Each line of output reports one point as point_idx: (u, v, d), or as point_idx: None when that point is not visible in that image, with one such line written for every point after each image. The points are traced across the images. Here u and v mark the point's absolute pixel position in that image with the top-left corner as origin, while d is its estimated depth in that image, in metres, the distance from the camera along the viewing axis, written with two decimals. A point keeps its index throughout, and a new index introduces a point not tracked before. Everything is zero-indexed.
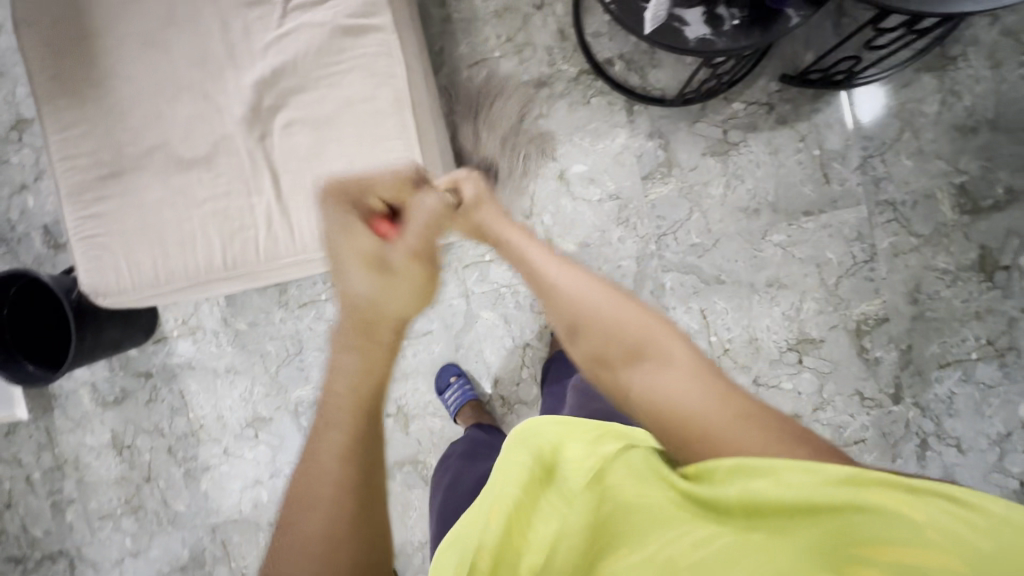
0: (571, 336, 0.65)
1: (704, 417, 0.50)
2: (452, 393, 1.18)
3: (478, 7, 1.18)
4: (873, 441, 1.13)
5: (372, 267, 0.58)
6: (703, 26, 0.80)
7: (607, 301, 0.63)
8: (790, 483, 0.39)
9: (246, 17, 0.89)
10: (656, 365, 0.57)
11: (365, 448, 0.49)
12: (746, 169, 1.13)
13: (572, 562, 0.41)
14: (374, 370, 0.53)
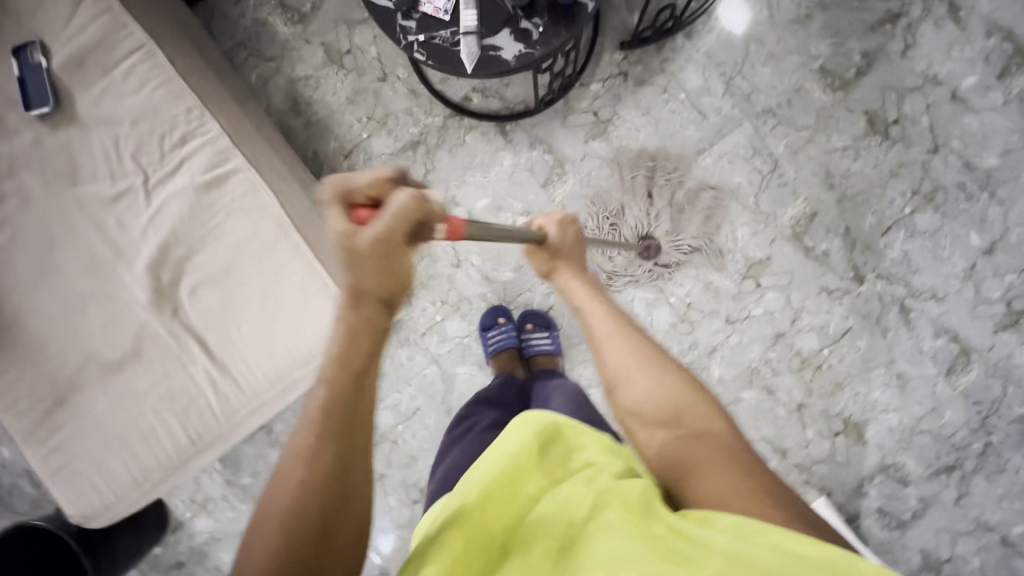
0: (615, 392, 0.70)
1: (730, 497, 0.52)
2: (495, 334, 1.18)
3: (331, 102, 1.22)
4: (856, 326, 1.16)
5: (342, 256, 0.47)
6: (516, 44, 0.84)
7: (667, 376, 0.67)
8: (775, 543, 0.41)
9: (116, 211, 0.91)
10: (693, 435, 0.60)
11: (352, 407, 0.48)
12: (630, 137, 1.17)
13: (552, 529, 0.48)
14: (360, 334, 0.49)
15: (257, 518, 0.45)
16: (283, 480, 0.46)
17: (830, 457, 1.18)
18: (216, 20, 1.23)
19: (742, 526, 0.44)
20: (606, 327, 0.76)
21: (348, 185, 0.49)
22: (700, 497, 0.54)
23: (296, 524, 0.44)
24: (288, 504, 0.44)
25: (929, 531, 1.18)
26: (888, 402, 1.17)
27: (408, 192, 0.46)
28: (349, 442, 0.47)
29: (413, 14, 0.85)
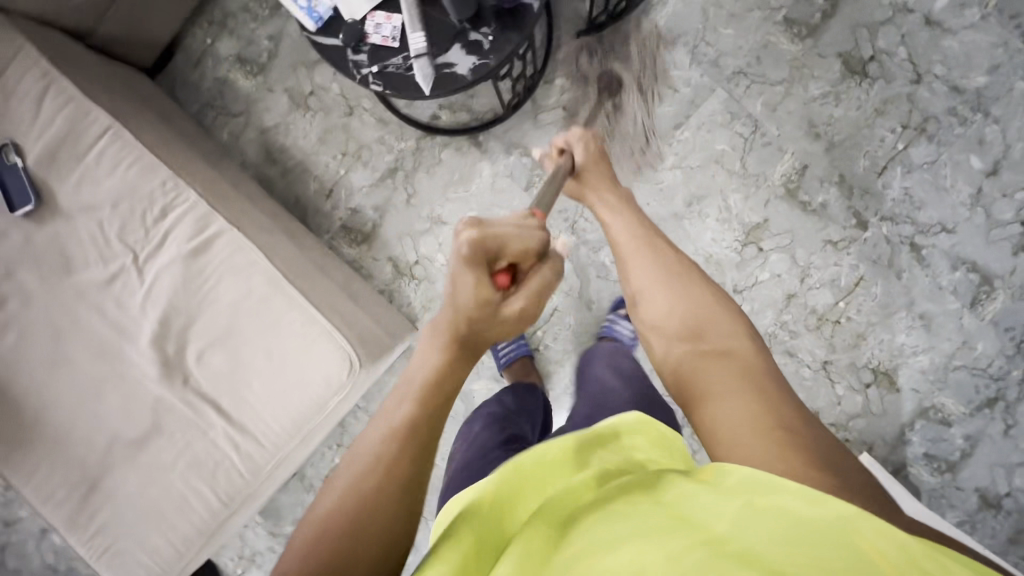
0: (637, 305, 0.74)
1: (738, 400, 0.54)
2: (505, 345, 1.17)
3: (304, 145, 1.22)
4: (868, 273, 1.12)
5: (478, 309, 0.54)
6: (469, 57, 0.83)
7: (695, 295, 0.69)
8: (782, 506, 0.36)
9: (112, 293, 0.92)
10: (711, 349, 0.62)
11: (432, 430, 0.51)
12: (604, 125, 1.14)
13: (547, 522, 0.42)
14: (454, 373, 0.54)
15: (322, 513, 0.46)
16: (349, 487, 0.47)
17: (865, 410, 1.15)
18: (179, 87, 1.24)
19: (752, 483, 0.38)
20: (633, 245, 0.77)
21: (503, 246, 0.55)
22: (705, 396, 0.56)
23: (367, 531, 0.44)
24: (354, 505, 0.46)
25: (981, 468, 1.14)
26: (915, 344, 1.13)
27: (552, 268, 0.59)
28: (420, 462, 0.49)
29: (362, 47, 0.85)
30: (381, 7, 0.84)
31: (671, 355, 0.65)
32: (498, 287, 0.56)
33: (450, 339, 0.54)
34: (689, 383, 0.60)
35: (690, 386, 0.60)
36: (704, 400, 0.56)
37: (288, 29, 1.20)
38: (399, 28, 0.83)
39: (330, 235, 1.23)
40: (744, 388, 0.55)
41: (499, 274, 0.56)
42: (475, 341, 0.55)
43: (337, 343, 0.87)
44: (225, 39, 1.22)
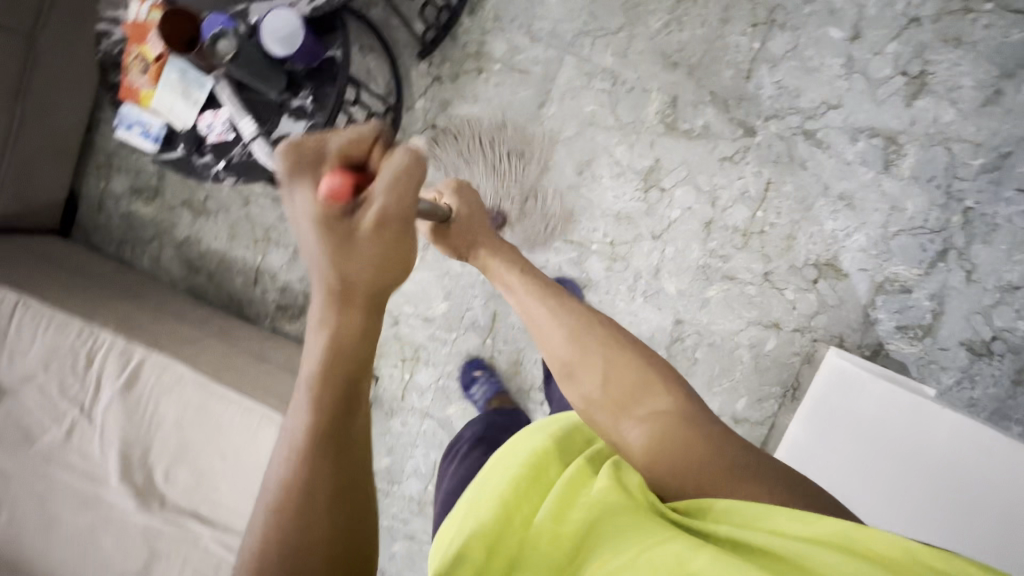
0: (569, 379, 0.69)
1: (702, 457, 0.59)
2: (480, 388, 1.18)
3: (217, 246, 1.27)
4: (775, 174, 1.11)
5: (338, 237, 0.45)
6: (299, 123, 0.87)
7: (624, 359, 0.68)
8: (783, 528, 0.44)
9: (75, 446, 0.97)
10: (651, 411, 0.64)
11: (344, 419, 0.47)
12: (475, 128, 1.16)
13: (556, 549, 0.48)
14: (346, 347, 0.46)
15: (263, 545, 0.43)
16: (274, 508, 0.44)
17: (822, 306, 1.13)
18: (92, 234, 1.30)
19: (745, 511, 0.48)
20: (555, 318, 0.71)
21: (325, 149, 0.47)
22: (682, 472, 0.58)
23: (313, 527, 0.44)
24: (288, 532, 0.43)
25: (957, 323, 1.11)
26: (846, 226, 1.11)
27: (409, 153, 0.46)
28: (343, 463, 0.46)
29: (204, 148, 0.89)
30: (207, 107, 0.88)
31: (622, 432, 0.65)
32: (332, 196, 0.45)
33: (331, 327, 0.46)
34: (675, 466, 0.59)
35: (659, 461, 0.60)
36: (713, 484, 0.56)
37: None
38: (229, 121, 0.87)
39: (269, 319, 1.27)
40: (730, 460, 0.59)
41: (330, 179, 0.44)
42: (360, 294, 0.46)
43: (278, 424, 0.91)
44: (115, 176, 1.28)
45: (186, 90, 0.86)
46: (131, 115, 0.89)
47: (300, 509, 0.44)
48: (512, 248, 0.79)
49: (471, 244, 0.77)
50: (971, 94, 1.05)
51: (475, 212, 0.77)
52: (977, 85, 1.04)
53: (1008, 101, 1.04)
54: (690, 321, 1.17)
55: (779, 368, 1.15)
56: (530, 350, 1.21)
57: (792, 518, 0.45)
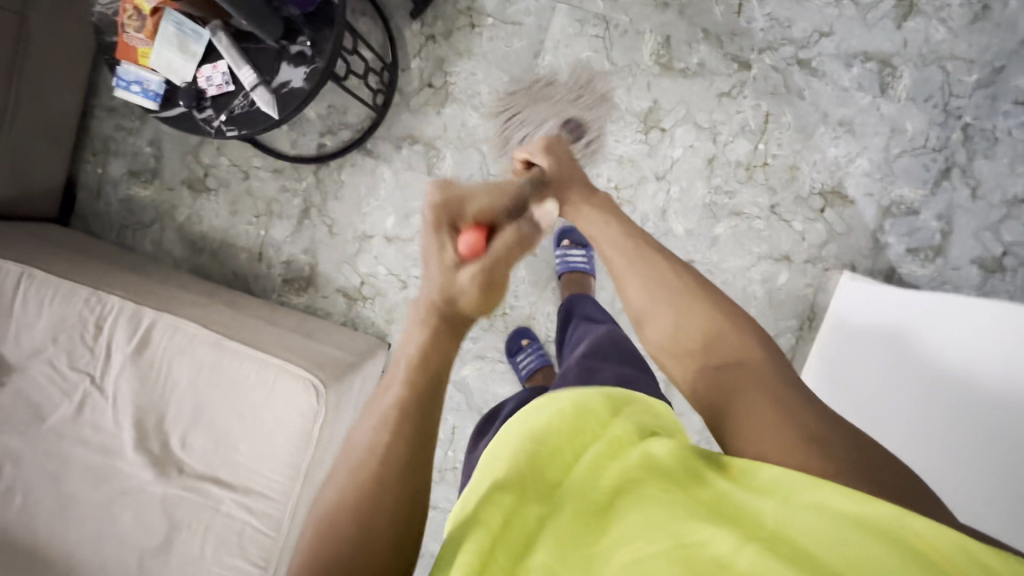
0: (642, 326, 0.68)
1: (767, 411, 0.52)
2: (526, 357, 1.17)
3: (219, 224, 1.26)
4: (774, 106, 1.11)
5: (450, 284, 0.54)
6: (299, 69, 0.86)
7: (709, 309, 0.64)
8: (821, 501, 0.39)
9: (87, 419, 0.95)
10: (729, 363, 0.59)
11: (425, 399, 0.53)
12: (472, 84, 1.17)
13: (572, 522, 0.44)
14: (438, 342, 0.54)
15: (340, 501, 0.49)
16: (355, 468, 0.50)
17: (831, 235, 1.13)
18: (92, 222, 1.29)
19: (788, 483, 0.41)
20: (628, 263, 0.70)
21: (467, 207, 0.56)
22: (741, 422, 0.53)
23: (383, 490, 0.49)
24: (365, 491, 0.49)
25: (966, 241, 1.10)
26: (848, 152, 1.11)
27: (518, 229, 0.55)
28: (420, 441, 0.51)
29: (204, 103, 0.89)
30: (206, 61, 0.88)
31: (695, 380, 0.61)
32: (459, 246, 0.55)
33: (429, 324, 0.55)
34: (731, 411, 0.55)
35: (723, 412, 0.55)
36: (730, 423, 0.53)
37: (162, 127, 1.24)
38: (228, 72, 0.87)
39: (277, 293, 1.26)
40: (769, 406, 0.52)
41: (465, 235, 0.54)
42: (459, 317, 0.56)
43: (295, 374, 0.90)
44: (113, 161, 1.27)
45: (182, 42, 0.86)
46: (129, 74, 0.89)
47: (380, 470, 0.50)
48: (609, 202, 0.79)
49: (566, 198, 0.78)
50: (959, 11, 1.06)
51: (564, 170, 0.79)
52: (964, 2, 1.06)
53: (996, 16, 1.05)
54: (700, 261, 1.17)
55: (793, 301, 1.15)
56: (542, 303, 1.21)
57: (843, 496, 0.38)
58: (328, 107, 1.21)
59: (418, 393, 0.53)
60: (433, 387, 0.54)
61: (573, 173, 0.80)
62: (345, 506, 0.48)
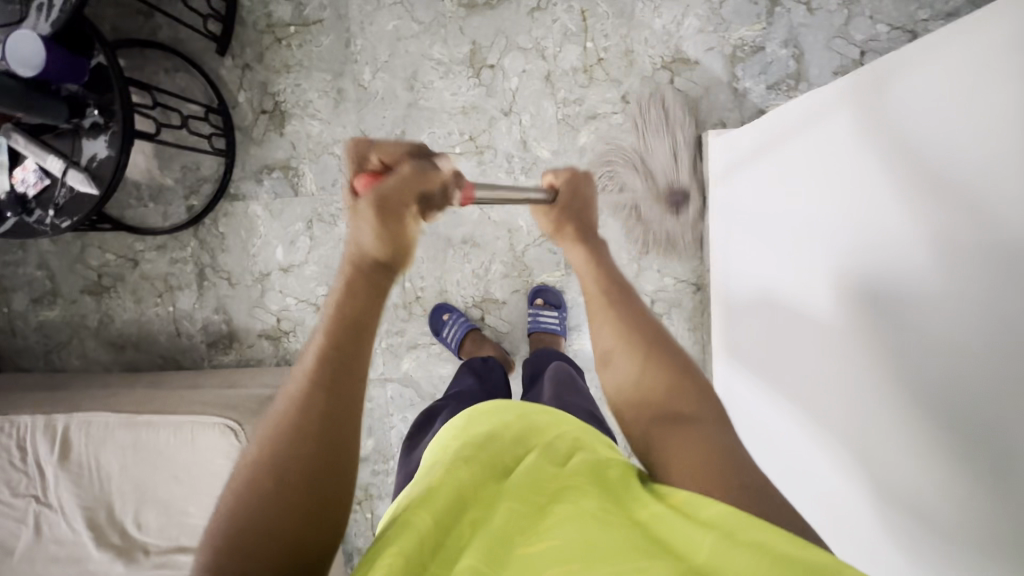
0: (607, 365, 0.68)
1: (696, 463, 0.52)
2: (449, 330, 1.17)
3: (131, 315, 1.28)
4: (586, 3, 1.10)
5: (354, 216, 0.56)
6: (100, 140, 0.88)
7: (667, 365, 0.63)
8: (767, 544, 0.38)
9: (45, 536, 0.97)
10: (676, 418, 0.58)
11: (346, 360, 0.51)
12: (302, 94, 1.17)
13: (508, 515, 0.46)
14: (360, 301, 0.54)
15: (259, 455, 0.47)
16: (280, 415, 0.49)
17: (690, 103, 1.11)
18: (17, 358, 1.32)
19: (735, 522, 0.41)
20: (603, 309, 0.71)
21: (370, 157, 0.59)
22: (672, 468, 0.53)
23: (300, 443, 0.47)
24: (281, 443, 0.47)
25: (822, 56, 1.07)
26: (674, 17, 1.10)
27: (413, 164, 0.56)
28: (338, 398, 0.49)
29: (30, 205, 0.91)
30: (15, 165, 0.90)
31: (642, 427, 0.60)
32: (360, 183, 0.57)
33: (353, 270, 0.56)
34: (662, 453, 0.55)
35: (659, 465, 0.55)
36: (663, 463, 0.54)
37: (45, 248, 1.27)
38: (38, 168, 0.89)
39: (207, 359, 1.28)
40: (702, 452, 0.53)
41: (363, 174, 0.57)
42: (374, 262, 0.55)
43: (209, 424, 0.92)
44: (14, 296, 1.30)
45: None
46: None
47: (299, 430, 0.47)
48: (602, 242, 0.79)
49: (560, 231, 0.81)
50: None
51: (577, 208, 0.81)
52: None
53: None
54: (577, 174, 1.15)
55: (679, 179, 1.13)
56: (448, 274, 1.21)
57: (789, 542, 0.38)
58: (181, 168, 1.22)
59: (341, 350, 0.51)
60: (357, 342, 0.52)
61: (584, 213, 0.81)
62: (265, 456, 0.46)
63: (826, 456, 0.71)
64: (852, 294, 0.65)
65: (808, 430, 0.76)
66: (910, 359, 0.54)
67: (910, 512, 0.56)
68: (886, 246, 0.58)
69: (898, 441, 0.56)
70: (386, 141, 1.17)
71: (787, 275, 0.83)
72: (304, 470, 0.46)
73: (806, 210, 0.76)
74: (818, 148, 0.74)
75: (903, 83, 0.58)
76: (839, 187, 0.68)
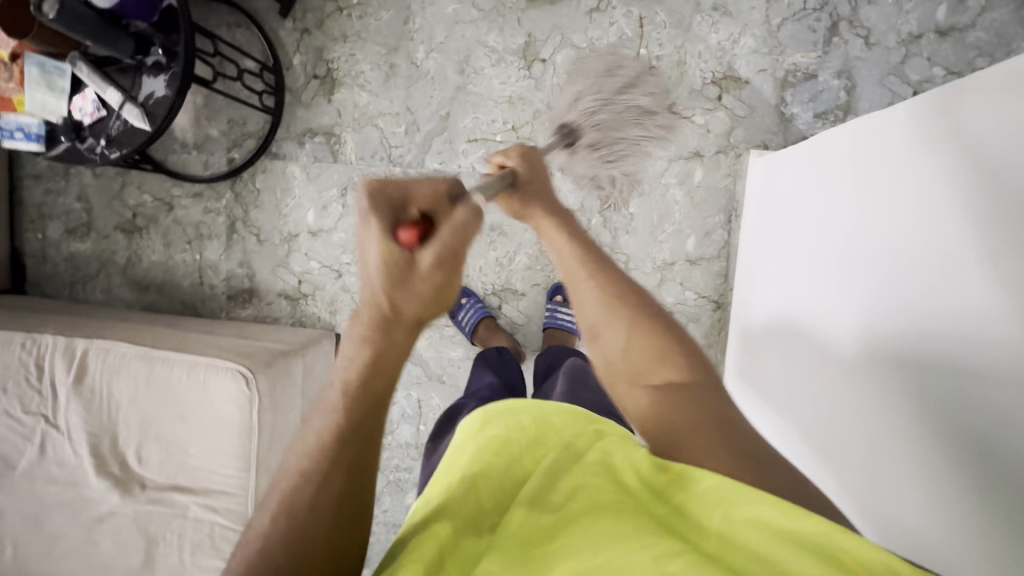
0: (596, 339, 0.64)
1: (714, 439, 0.53)
2: (465, 314, 1.18)
3: (158, 258, 1.31)
4: (645, 9, 1.11)
5: (395, 277, 0.46)
6: (160, 78, 0.90)
7: (659, 337, 0.62)
8: (764, 518, 0.40)
9: (47, 456, 0.99)
10: (677, 390, 0.59)
11: (363, 426, 0.48)
12: (355, 65, 1.20)
13: (523, 517, 0.47)
14: (380, 367, 0.49)
15: (265, 528, 0.44)
16: (287, 486, 0.46)
17: (735, 120, 1.11)
18: (44, 285, 1.35)
19: (733, 495, 0.43)
20: (585, 278, 0.66)
21: (400, 197, 0.48)
22: (692, 448, 0.54)
23: (312, 522, 0.44)
24: (289, 521, 0.44)
25: (873, 91, 1.07)
26: (730, 34, 1.10)
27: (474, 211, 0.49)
28: (356, 470, 0.47)
29: (84, 133, 0.94)
30: (75, 93, 0.94)
31: (645, 407, 0.60)
32: (397, 238, 0.46)
33: (381, 332, 0.49)
34: (672, 430, 0.56)
35: (674, 444, 0.55)
36: (680, 443, 0.55)
37: (86, 181, 1.31)
38: (98, 99, 0.92)
39: (225, 310, 1.30)
40: (714, 428, 0.54)
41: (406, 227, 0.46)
42: (412, 321, 0.49)
43: (223, 369, 0.94)
44: (50, 224, 1.34)
45: (49, 81, 0.92)
46: (10, 123, 0.95)
47: (312, 508, 0.45)
48: (570, 216, 0.74)
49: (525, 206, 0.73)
50: None
51: (536, 181, 0.74)
52: None
53: None
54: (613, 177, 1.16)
55: (714, 195, 1.13)
56: (472, 259, 1.22)
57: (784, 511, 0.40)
58: (228, 122, 1.25)
59: (356, 418, 0.48)
60: (375, 408, 0.49)
61: (542, 186, 0.74)
62: (270, 535, 0.44)
63: (831, 478, 0.72)
64: (884, 325, 0.64)
65: (812, 458, 0.78)
66: (958, 416, 0.52)
67: (914, 545, 0.58)
68: (933, 292, 0.56)
69: (922, 489, 0.57)
70: (430, 121, 1.19)
71: (815, 297, 0.81)
72: (319, 549, 0.44)
73: (845, 233, 0.74)
74: (870, 168, 0.70)
75: (974, 113, 0.53)
76: (881, 225, 0.66)
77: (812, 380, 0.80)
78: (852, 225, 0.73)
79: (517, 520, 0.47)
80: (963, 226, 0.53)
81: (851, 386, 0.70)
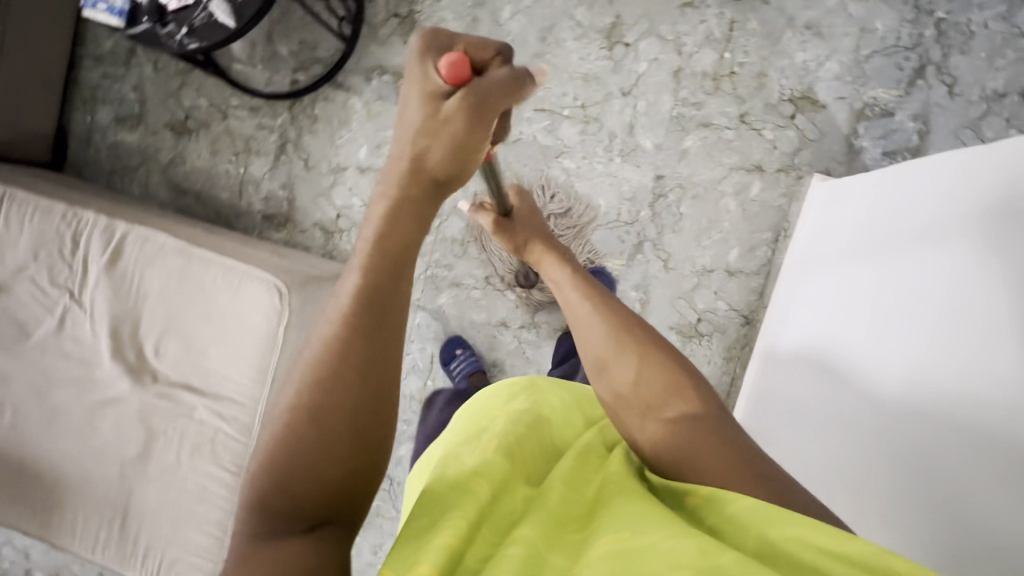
0: (601, 372, 0.66)
1: (720, 461, 0.55)
2: (459, 364, 1.19)
3: (202, 164, 1.30)
4: (738, 14, 1.11)
5: (428, 121, 0.47)
6: None
7: (665, 366, 0.64)
8: (803, 536, 0.41)
9: (64, 331, 0.99)
10: (681, 416, 0.60)
11: (384, 290, 0.47)
12: (437, 11, 1.19)
13: (556, 495, 0.51)
14: (401, 221, 0.48)
15: (292, 401, 0.46)
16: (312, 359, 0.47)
17: (803, 142, 1.11)
18: (84, 168, 1.35)
19: (766, 512, 0.44)
20: (589, 309, 0.71)
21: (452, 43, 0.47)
22: (700, 467, 0.55)
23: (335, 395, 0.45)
24: (314, 390, 0.45)
25: (946, 141, 1.06)
26: (817, 56, 1.10)
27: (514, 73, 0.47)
28: (376, 337, 0.47)
29: (166, 18, 0.92)
30: None
31: (652, 435, 0.60)
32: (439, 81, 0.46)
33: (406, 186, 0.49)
34: (678, 455, 0.57)
35: (682, 468, 0.56)
36: (687, 467, 0.56)
37: (145, 73, 1.30)
38: None
39: (258, 229, 1.30)
40: (722, 451, 0.56)
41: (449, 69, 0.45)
42: (434, 176, 0.49)
43: (258, 279, 0.94)
44: (101, 109, 1.33)
45: None
46: None
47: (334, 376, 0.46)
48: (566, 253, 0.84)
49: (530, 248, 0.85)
50: None
51: (529, 215, 0.89)
52: None
53: None
54: (671, 175, 1.15)
55: (766, 212, 1.13)
56: None
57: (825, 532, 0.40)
58: (299, 43, 1.24)
59: (372, 280, 0.47)
60: (394, 279, 0.48)
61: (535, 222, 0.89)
62: (297, 401, 0.46)
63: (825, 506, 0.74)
64: (914, 372, 0.64)
65: (804, 474, 0.81)
66: (967, 478, 0.53)
67: None
68: (971, 352, 0.56)
69: (911, 537, 0.58)
70: None
71: (849, 329, 0.81)
72: (346, 420, 0.45)
73: (895, 273, 0.73)
74: (937, 213, 0.69)
75: None
76: (928, 269, 0.66)
77: (827, 409, 0.80)
78: (903, 266, 0.72)
79: (549, 496, 0.50)
80: (1009, 291, 0.53)
81: (868, 421, 0.70)
